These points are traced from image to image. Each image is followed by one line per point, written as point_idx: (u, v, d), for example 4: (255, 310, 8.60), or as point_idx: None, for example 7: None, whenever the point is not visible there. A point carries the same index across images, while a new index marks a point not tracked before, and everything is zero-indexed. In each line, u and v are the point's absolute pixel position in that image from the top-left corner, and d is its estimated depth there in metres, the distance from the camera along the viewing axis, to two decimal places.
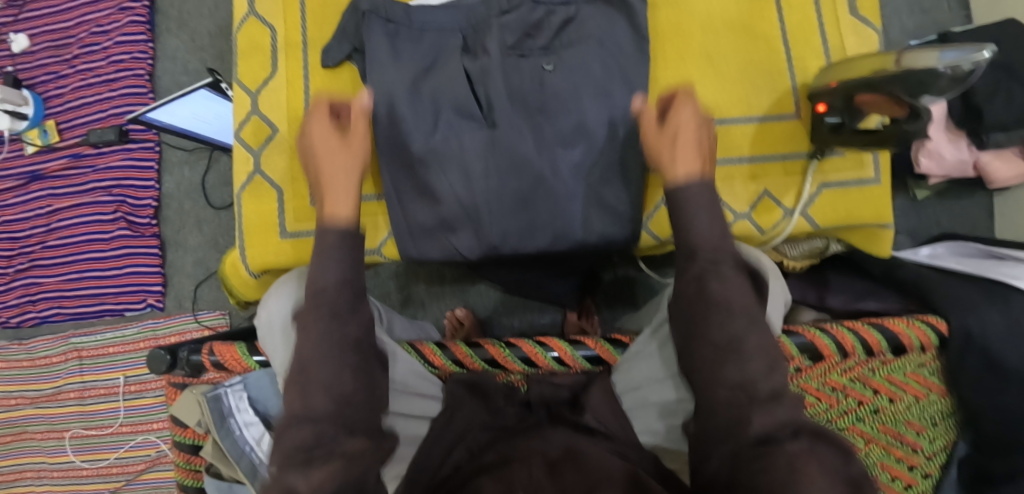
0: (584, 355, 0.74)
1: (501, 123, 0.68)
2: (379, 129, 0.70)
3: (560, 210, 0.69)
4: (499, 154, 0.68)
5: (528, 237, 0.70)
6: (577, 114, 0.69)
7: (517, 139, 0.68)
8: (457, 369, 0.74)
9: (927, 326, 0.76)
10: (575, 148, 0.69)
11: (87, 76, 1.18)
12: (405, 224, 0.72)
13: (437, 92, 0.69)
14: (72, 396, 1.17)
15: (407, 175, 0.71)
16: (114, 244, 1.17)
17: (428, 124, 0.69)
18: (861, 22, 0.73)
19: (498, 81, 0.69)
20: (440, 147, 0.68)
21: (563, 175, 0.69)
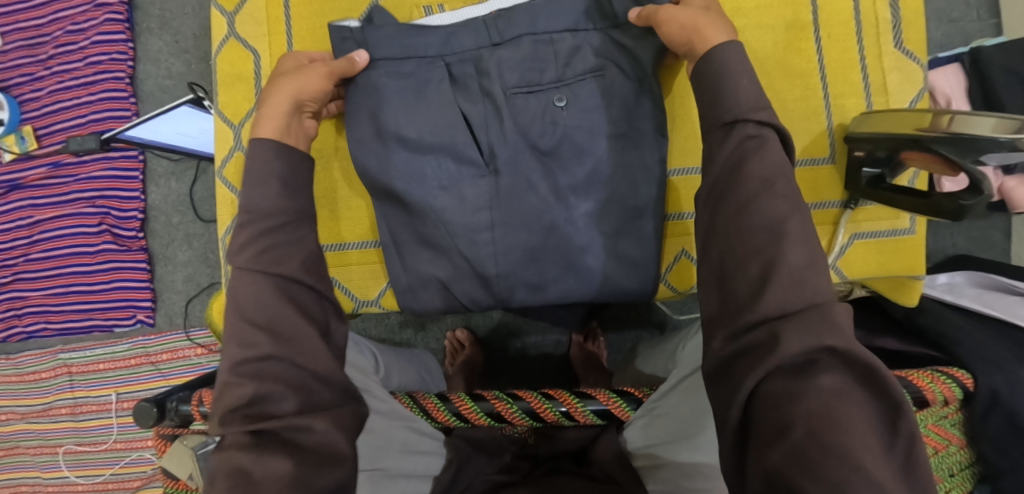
0: (595, 410, 0.67)
1: (505, 173, 0.63)
2: (373, 177, 0.66)
3: (573, 262, 0.65)
4: (504, 204, 0.63)
5: (537, 293, 0.66)
6: (591, 162, 0.63)
7: (526, 190, 0.63)
8: (461, 424, 0.69)
9: (953, 381, 0.70)
10: (588, 196, 0.64)
11: (64, 78, 1.10)
12: (405, 277, 0.69)
13: (433, 138, 0.64)
14: (63, 412, 1.15)
15: (408, 225, 0.67)
16: (100, 258, 1.11)
17: (427, 175, 0.64)
18: (906, 58, 0.67)
19: (503, 127, 0.63)
20: (442, 201, 0.63)
21: (579, 225, 0.64)
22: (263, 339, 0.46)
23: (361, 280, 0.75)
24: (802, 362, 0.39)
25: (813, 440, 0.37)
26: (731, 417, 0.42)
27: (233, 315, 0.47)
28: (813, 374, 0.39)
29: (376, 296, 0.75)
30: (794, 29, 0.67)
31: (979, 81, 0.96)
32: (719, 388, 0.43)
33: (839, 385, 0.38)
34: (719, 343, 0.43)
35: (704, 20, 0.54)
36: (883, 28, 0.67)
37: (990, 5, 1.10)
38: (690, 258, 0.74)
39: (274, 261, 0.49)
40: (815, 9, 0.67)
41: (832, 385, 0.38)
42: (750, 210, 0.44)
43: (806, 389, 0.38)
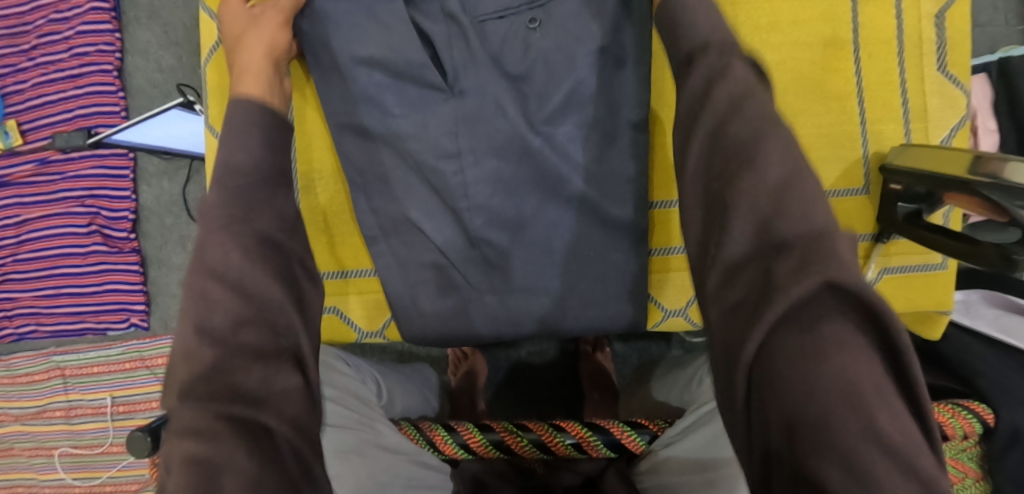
0: (605, 441, 0.67)
1: (473, 96, 0.59)
2: (334, 107, 0.62)
3: (551, 193, 0.61)
4: (473, 132, 0.59)
5: (511, 236, 0.62)
6: (570, 81, 0.58)
7: (495, 113, 0.59)
8: (467, 456, 0.67)
9: (974, 415, 0.71)
10: (566, 121, 0.60)
11: (49, 71, 1.04)
12: (373, 218, 0.64)
13: (390, 60, 0.58)
14: (58, 414, 1.12)
15: (367, 156, 0.62)
16: (91, 260, 1.08)
17: (385, 100, 0.59)
18: (949, 82, 0.63)
19: (470, 51, 0.58)
20: (408, 125, 0.60)
21: (557, 150, 0.60)
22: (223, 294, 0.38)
23: (364, 308, 0.70)
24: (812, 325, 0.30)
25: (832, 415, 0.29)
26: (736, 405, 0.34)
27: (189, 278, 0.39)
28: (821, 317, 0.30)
29: (378, 327, 0.71)
30: (832, 48, 0.63)
31: (1008, 95, 0.91)
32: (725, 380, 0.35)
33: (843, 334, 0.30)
34: (715, 289, 0.36)
35: None
36: (927, 49, 0.63)
37: (1019, 10, 1.04)
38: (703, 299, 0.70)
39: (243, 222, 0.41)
40: (856, 26, 0.62)
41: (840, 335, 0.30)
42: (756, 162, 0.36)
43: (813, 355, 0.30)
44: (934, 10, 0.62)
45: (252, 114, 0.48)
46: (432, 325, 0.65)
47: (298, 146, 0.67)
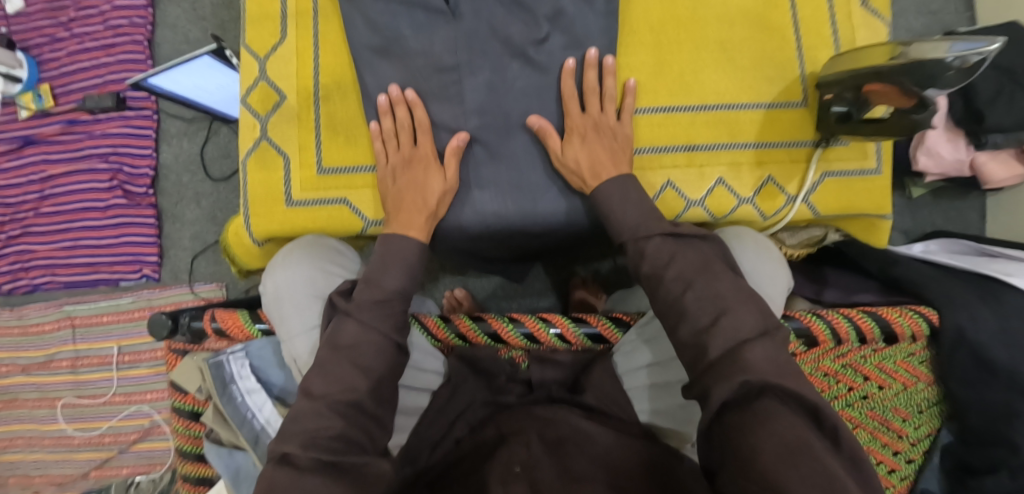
0: (586, 332, 0.73)
1: (471, 19, 0.69)
2: (349, 27, 0.71)
3: (536, 106, 0.70)
4: (470, 47, 0.69)
5: (503, 141, 0.70)
6: (552, 1, 0.69)
7: (488, 33, 0.69)
8: (460, 343, 0.74)
9: (920, 315, 0.75)
10: (551, 39, 0.70)
11: (84, 40, 1.15)
12: None
13: None
14: (64, 364, 1.17)
15: (376, 74, 0.70)
16: (110, 213, 1.15)
17: (398, 21, 0.69)
18: (872, 15, 0.75)
19: None
20: (417, 43, 0.69)
21: (544, 65, 0.70)
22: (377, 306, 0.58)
23: (365, 203, 0.70)
24: (745, 396, 0.45)
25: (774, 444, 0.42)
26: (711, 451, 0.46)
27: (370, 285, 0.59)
28: (759, 391, 0.45)
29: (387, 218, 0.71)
30: None
31: None
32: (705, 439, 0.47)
33: (775, 407, 0.44)
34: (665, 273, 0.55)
35: (593, 127, 0.67)
36: None
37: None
38: (675, 189, 0.73)
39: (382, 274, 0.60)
40: None
41: (771, 405, 0.44)
42: (690, 311, 0.52)
43: (761, 416, 0.44)
44: None
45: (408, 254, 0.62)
46: None
47: (321, 61, 0.72)
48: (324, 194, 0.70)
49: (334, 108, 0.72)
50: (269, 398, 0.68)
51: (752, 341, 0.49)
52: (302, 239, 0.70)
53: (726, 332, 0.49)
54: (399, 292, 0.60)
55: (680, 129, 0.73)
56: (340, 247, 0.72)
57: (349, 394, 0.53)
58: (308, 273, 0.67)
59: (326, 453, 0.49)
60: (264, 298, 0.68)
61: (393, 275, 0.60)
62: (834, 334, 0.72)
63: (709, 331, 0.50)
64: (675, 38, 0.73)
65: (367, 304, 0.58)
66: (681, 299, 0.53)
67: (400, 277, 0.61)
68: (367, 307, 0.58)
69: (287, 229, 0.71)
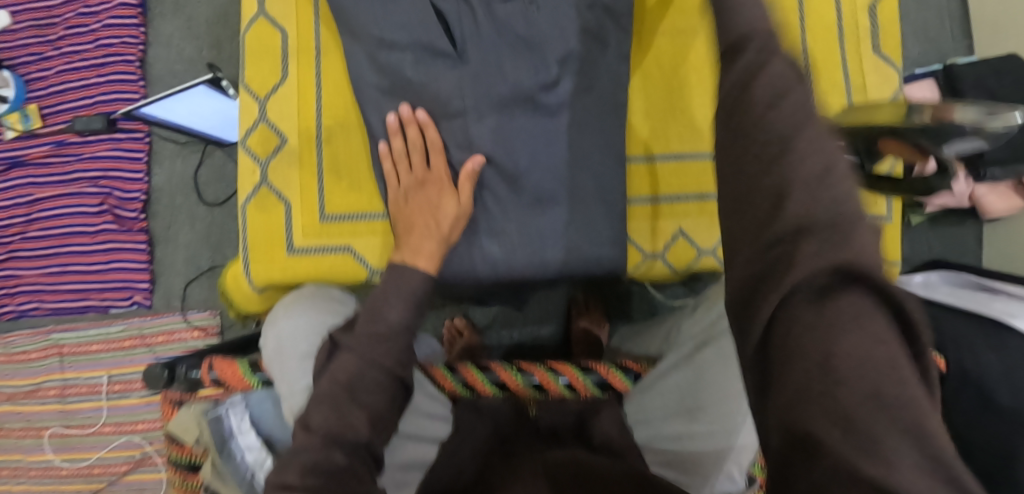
0: (595, 380, 0.74)
1: (480, 63, 0.67)
2: (352, 66, 0.68)
3: (549, 152, 0.67)
4: (479, 91, 0.66)
5: (512, 186, 0.68)
6: (565, 42, 0.66)
7: (496, 76, 0.67)
8: (467, 393, 0.73)
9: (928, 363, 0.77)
10: (563, 82, 0.66)
11: (73, 59, 1.11)
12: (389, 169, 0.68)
13: (408, 33, 0.66)
14: (52, 393, 1.14)
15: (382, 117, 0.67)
16: (100, 238, 1.12)
17: (404, 64, 0.66)
18: (884, 61, 0.73)
19: (476, 24, 0.67)
20: (423, 87, 0.67)
21: (558, 110, 0.67)
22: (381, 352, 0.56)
23: (373, 249, 0.69)
24: (830, 283, 0.25)
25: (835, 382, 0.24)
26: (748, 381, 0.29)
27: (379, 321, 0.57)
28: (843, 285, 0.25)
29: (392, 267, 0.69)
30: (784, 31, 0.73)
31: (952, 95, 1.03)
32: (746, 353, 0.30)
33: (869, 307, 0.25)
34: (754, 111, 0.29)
35: None
36: (864, 34, 0.73)
37: (962, 27, 1.17)
38: (687, 238, 0.72)
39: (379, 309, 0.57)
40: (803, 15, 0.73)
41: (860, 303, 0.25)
42: (797, 144, 0.27)
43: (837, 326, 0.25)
44: (868, 3, 0.73)
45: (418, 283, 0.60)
46: None
47: (324, 102, 0.70)
48: (326, 241, 0.68)
49: (337, 150, 0.69)
50: (268, 454, 0.66)
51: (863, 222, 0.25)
52: (305, 288, 0.68)
53: (833, 191, 0.26)
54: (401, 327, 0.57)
55: (694, 176, 0.72)
56: (343, 296, 0.70)
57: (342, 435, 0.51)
58: (311, 319, 0.65)
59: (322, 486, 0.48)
60: (265, 351, 0.65)
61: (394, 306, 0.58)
62: None
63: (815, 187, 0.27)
64: (687, 80, 0.72)
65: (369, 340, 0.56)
66: (780, 132, 0.28)
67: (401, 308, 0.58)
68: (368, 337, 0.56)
69: (289, 277, 0.69)
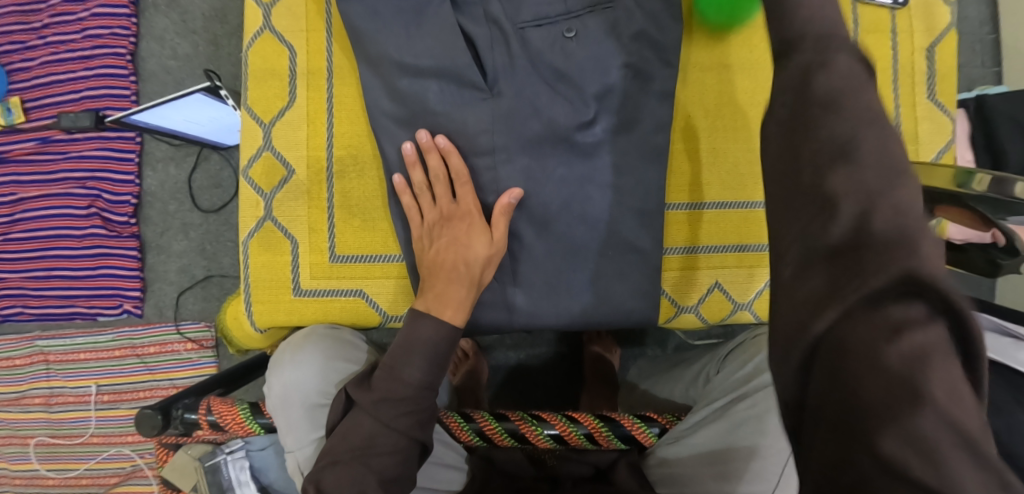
0: (618, 433, 0.68)
1: (511, 96, 0.61)
2: (369, 93, 0.63)
3: (580, 196, 0.63)
4: (511, 127, 0.62)
5: (537, 232, 0.63)
6: (604, 78, 0.61)
7: (529, 113, 0.62)
8: (482, 443, 0.68)
9: None
10: (599, 123, 0.62)
11: (59, 50, 1.04)
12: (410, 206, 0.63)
13: (432, 61, 0.60)
14: (37, 402, 1.09)
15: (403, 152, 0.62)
16: (88, 243, 1.06)
17: (428, 96, 0.61)
18: (938, 108, 0.69)
19: (510, 55, 0.61)
20: (449, 122, 0.62)
21: (591, 151, 0.63)
22: (404, 420, 0.54)
23: (390, 293, 0.64)
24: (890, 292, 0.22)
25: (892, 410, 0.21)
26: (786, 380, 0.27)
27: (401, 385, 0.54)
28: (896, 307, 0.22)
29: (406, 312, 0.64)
30: None
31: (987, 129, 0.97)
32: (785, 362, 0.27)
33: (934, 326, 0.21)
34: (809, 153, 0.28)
35: None
36: (918, 80, 0.68)
37: (994, 52, 1.10)
38: (723, 291, 0.68)
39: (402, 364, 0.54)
40: None
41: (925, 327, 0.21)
42: (865, 162, 0.25)
43: (903, 346, 0.21)
44: (925, 45, 0.68)
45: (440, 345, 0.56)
46: None
47: (337, 131, 0.64)
48: (336, 283, 0.63)
49: (352, 182, 0.64)
50: None
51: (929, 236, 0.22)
52: (308, 327, 0.63)
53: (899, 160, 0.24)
54: (422, 387, 0.54)
55: (732, 227, 0.68)
56: (356, 340, 0.66)
57: None
58: (320, 371, 0.60)
59: None
60: (269, 400, 0.61)
61: (415, 365, 0.54)
62: None
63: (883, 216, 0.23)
64: (724, 122, 0.68)
65: (387, 404, 0.54)
66: (850, 142, 0.26)
67: (423, 367, 0.55)
68: (386, 401, 0.54)
69: (295, 319, 0.64)
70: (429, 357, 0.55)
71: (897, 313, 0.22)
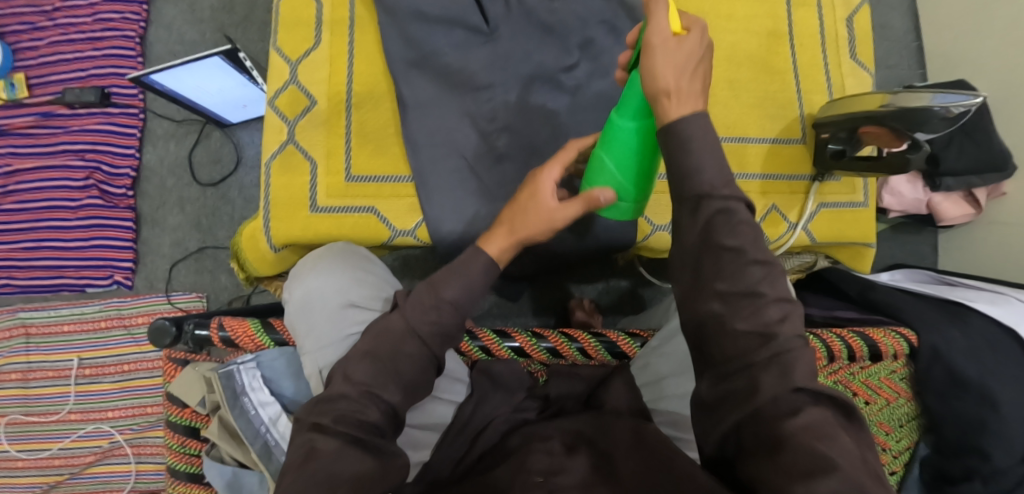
0: (607, 346, 0.74)
1: (508, 41, 0.71)
2: (388, 34, 0.70)
3: (569, 126, 0.72)
4: (509, 65, 0.71)
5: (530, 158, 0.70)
6: (586, 29, 0.73)
7: (525, 54, 0.71)
8: (485, 357, 0.73)
9: (901, 337, 0.80)
10: (582, 64, 0.73)
11: (69, 31, 1.10)
12: (421, 133, 0.69)
13: (444, 9, 0.70)
14: (13, 377, 1.06)
15: (418, 85, 0.70)
16: (82, 213, 1.08)
17: (439, 39, 0.70)
18: (859, 66, 0.83)
19: (506, 6, 0.71)
20: (456, 60, 0.70)
21: (577, 88, 0.72)
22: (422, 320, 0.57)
23: (400, 209, 0.70)
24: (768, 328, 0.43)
25: (817, 471, 0.37)
26: (712, 435, 0.45)
27: (435, 297, 0.57)
28: (795, 386, 0.41)
29: (412, 228, 0.71)
30: (775, 37, 0.81)
31: None
32: (705, 414, 0.45)
33: (825, 423, 0.40)
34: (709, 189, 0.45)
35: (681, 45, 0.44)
36: (841, 44, 0.83)
37: (918, 57, 1.28)
38: None
39: (433, 289, 0.58)
40: (790, 22, 0.82)
41: (805, 400, 0.41)
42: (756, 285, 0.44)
43: (807, 436, 0.39)
44: (845, 16, 0.84)
45: (483, 275, 0.58)
46: (452, 251, 0.70)
47: (355, 69, 0.72)
48: (350, 202, 0.70)
49: (366, 115, 0.71)
50: (283, 411, 0.65)
51: (798, 349, 0.43)
52: (340, 244, 0.70)
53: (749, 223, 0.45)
54: (453, 302, 0.57)
55: None
56: (369, 255, 0.72)
57: (376, 387, 0.55)
58: (341, 275, 0.67)
59: (357, 431, 0.52)
60: (290, 308, 0.66)
61: (452, 284, 0.57)
62: (828, 351, 0.75)
63: (776, 323, 0.43)
64: None
65: (418, 305, 0.57)
66: (741, 249, 0.44)
67: (461, 286, 0.57)
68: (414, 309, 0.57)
69: (309, 235, 0.69)
70: (466, 276, 0.57)
71: (797, 416, 0.40)
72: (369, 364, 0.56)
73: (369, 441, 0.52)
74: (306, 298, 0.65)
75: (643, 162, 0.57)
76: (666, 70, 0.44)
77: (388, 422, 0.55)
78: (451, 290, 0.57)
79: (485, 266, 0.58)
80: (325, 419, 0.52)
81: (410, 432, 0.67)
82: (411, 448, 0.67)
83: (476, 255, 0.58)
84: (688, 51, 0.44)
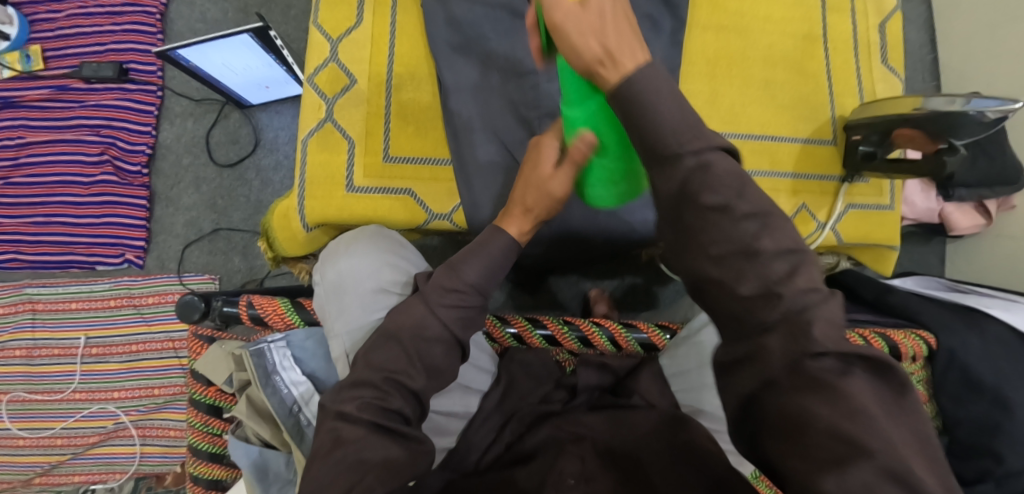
0: (637, 338, 0.75)
1: None
2: (432, 17, 0.70)
3: None
4: None
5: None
6: None
7: None
8: (517, 344, 0.75)
9: (920, 339, 0.78)
10: None
11: (88, 4, 1.08)
12: (461, 116, 0.69)
13: None
14: (17, 354, 1.04)
15: (461, 68, 0.70)
16: (94, 189, 1.06)
17: (484, 23, 0.70)
18: (890, 72, 0.84)
19: None
20: (502, 45, 0.69)
21: None
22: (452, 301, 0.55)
23: (440, 192, 0.70)
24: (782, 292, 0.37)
25: (848, 458, 0.33)
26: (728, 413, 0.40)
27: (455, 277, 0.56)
28: (815, 352, 0.35)
29: (450, 212, 0.71)
30: (810, 39, 0.82)
31: None
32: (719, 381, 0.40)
33: (858, 398, 0.34)
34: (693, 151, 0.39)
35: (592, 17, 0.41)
36: (873, 50, 0.84)
37: (933, 69, 1.30)
38: None
39: (454, 271, 0.56)
40: (825, 25, 0.83)
41: (831, 365, 0.35)
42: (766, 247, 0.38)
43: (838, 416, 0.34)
44: (878, 23, 0.85)
45: (504, 252, 0.58)
46: None
47: (396, 50, 0.71)
48: (386, 183, 0.70)
49: (406, 96, 0.71)
50: (314, 391, 0.65)
51: (816, 304, 0.36)
52: (373, 226, 0.69)
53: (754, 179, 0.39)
54: (474, 286, 0.56)
55: None
56: (401, 240, 0.70)
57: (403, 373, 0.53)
58: (373, 259, 0.65)
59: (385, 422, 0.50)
60: (318, 291, 0.65)
61: (472, 266, 0.56)
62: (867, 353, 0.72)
63: (782, 280, 0.37)
64: (723, 71, 0.80)
65: (439, 289, 0.56)
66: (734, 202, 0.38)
67: (480, 267, 0.57)
68: (443, 294, 0.55)
69: (345, 216, 0.69)
70: (488, 257, 0.57)
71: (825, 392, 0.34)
72: (391, 348, 0.54)
73: (394, 428, 0.51)
74: (336, 282, 0.64)
75: (619, 139, 0.53)
76: (586, 38, 0.41)
77: (414, 408, 0.54)
78: (471, 271, 0.56)
79: (506, 247, 0.59)
80: (349, 407, 0.51)
81: (435, 418, 0.66)
82: (436, 434, 0.66)
83: (495, 235, 0.59)
84: (596, 9, 0.41)
